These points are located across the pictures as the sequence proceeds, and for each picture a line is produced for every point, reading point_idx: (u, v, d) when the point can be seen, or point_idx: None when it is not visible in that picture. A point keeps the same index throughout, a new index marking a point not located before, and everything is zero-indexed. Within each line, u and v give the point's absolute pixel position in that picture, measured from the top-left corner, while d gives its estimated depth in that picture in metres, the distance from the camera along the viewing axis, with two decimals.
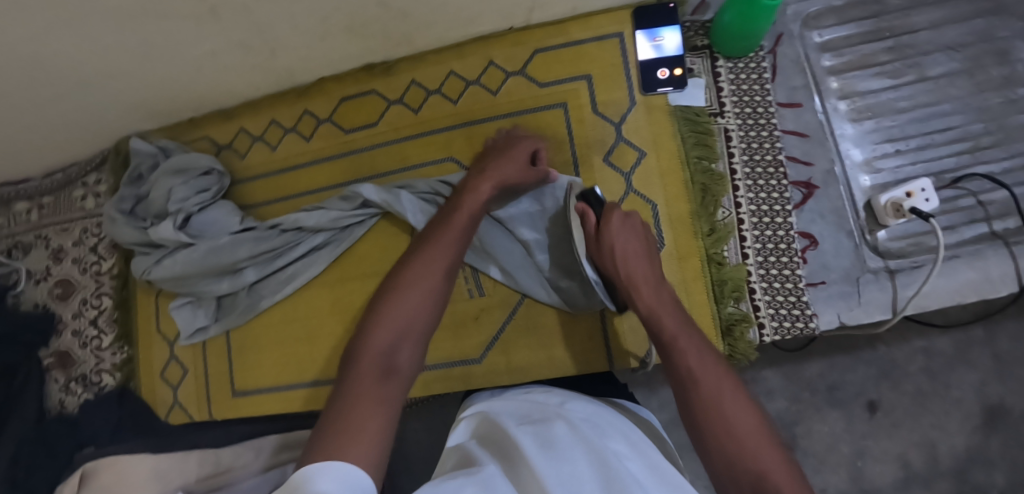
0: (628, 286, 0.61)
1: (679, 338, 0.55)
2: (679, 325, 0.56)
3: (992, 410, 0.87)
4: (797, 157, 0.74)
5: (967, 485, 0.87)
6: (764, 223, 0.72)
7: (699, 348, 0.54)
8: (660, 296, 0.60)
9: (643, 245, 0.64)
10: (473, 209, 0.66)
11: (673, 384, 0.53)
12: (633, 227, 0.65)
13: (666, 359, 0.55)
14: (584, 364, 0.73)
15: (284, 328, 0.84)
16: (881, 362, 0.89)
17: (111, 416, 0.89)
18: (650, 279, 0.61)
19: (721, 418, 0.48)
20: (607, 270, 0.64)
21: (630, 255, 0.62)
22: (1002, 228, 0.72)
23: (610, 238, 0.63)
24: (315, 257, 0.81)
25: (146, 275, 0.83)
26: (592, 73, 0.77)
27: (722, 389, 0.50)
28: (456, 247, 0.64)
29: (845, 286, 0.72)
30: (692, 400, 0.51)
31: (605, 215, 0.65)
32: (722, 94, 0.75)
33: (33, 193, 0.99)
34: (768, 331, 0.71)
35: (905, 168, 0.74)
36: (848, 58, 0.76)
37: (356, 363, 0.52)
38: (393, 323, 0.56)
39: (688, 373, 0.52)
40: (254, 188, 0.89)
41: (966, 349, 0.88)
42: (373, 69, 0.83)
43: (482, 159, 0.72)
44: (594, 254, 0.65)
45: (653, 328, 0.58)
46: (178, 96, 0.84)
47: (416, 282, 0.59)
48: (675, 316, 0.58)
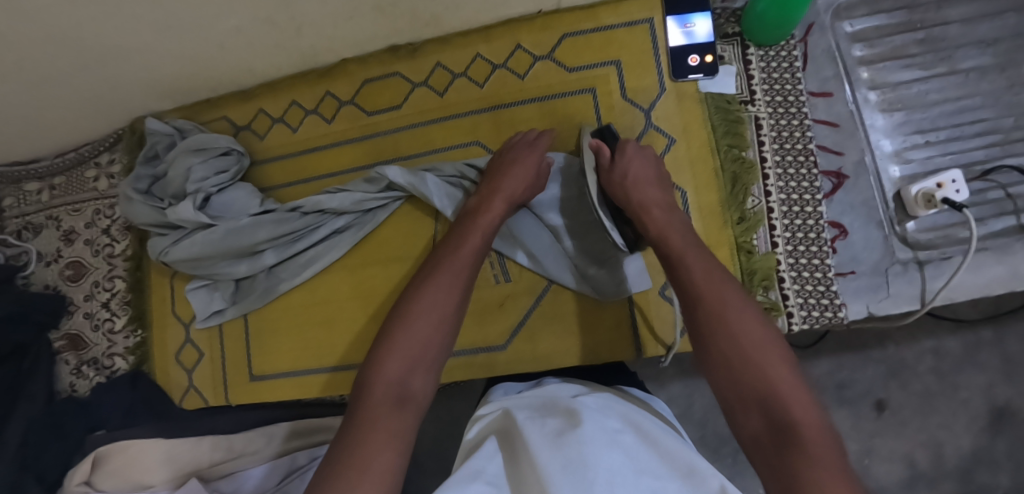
0: (638, 211, 0.62)
1: (687, 255, 0.55)
2: (687, 244, 0.56)
3: (998, 411, 0.88)
4: (827, 147, 0.74)
5: (971, 485, 0.87)
6: (794, 213, 0.72)
7: (706, 265, 0.53)
8: (669, 217, 0.60)
9: (655, 174, 0.66)
10: (482, 232, 0.65)
11: (678, 295, 0.53)
12: (647, 158, 0.67)
13: (674, 278, 0.55)
14: (611, 352, 0.73)
15: (303, 312, 0.83)
16: (890, 361, 0.90)
17: (124, 400, 0.87)
18: (660, 203, 0.62)
19: (725, 330, 0.48)
20: (617, 197, 0.65)
21: (641, 182, 0.64)
22: None
23: (622, 168, 0.65)
24: (336, 240, 0.80)
25: (162, 256, 0.82)
26: (622, 59, 0.76)
27: (730, 304, 0.49)
28: (467, 273, 0.62)
29: (874, 278, 0.71)
30: (700, 317, 0.50)
31: (619, 150, 0.67)
32: (753, 82, 0.75)
33: (44, 173, 0.98)
34: (797, 320, 0.71)
35: (934, 159, 0.73)
36: (880, 49, 0.75)
37: (369, 394, 0.52)
38: (406, 352, 0.55)
39: (693, 286, 0.52)
40: (273, 170, 0.87)
41: (976, 349, 0.88)
42: (397, 51, 0.82)
43: (492, 174, 0.71)
44: (606, 182, 0.66)
45: (661, 248, 0.58)
46: (199, 74, 0.82)
47: (429, 310, 0.58)
48: (683, 236, 0.57)
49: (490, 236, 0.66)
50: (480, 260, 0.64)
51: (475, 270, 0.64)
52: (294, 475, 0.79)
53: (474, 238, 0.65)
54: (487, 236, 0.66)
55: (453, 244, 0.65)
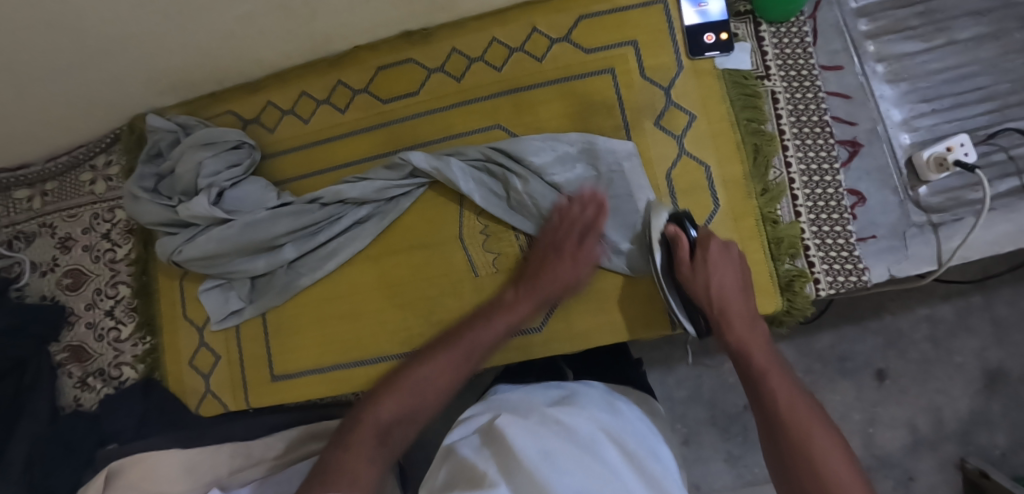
0: (720, 319, 0.66)
1: (772, 375, 0.60)
2: (772, 367, 0.61)
3: (992, 372, 0.91)
4: (841, 117, 0.76)
5: (971, 446, 0.91)
6: (814, 182, 0.74)
7: (788, 389, 0.59)
8: (753, 332, 0.64)
9: (737, 278, 0.67)
10: (494, 330, 0.69)
11: (760, 415, 0.59)
12: (730, 258, 0.67)
13: (756, 400, 0.60)
14: (646, 326, 0.73)
15: (325, 307, 0.80)
16: (888, 331, 0.93)
17: (135, 411, 0.84)
18: (743, 315, 0.65)
19: (807, 462, 0.53)
20: (698, 300, 0.67)
21: (724, 291, 0.65)
22: None
23: (705, 273, 0.66)
24: (358, 231, 0.78)
25: (175, 256, 0.78)
26: (639, 38, 0.77)
27: (813, 433, 0.55)
28: (467, 361, 0.68)
29: (892, 240, 0.73)
30: (783, 442, 0.56)
31: (701, 244, 0.67)
32: (767, 57, 0.76)
33: (35, 179, 0.93)
34: (823, 286, 0.73)
35: (940, 126, 0.76)
36: (882, 23, 0.78)
37: (361, 424, 0.63)
38: (401, 401, 0.65)
39: (780, 414, 0.57)
40: (284, 164, 0.85)
41: (966, 314, 0.92)
42: (410, 37, 0.81)
43: (527, 272, 0.72)
44: (686, 281, 0.67)
45: (745, 366, 0.62)
46: (206, 66, 0.80)
47: (424, 378, 0.66)
48: (767, 358, 0.62)
49: (486, 343, 0.69)
50: (484, 352, 0.69)
51: (465, 371, 0.68)
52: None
53: (482, 331, 0.69)
54: (483, 342, 0.69)
55: (466, 330, 0.70)
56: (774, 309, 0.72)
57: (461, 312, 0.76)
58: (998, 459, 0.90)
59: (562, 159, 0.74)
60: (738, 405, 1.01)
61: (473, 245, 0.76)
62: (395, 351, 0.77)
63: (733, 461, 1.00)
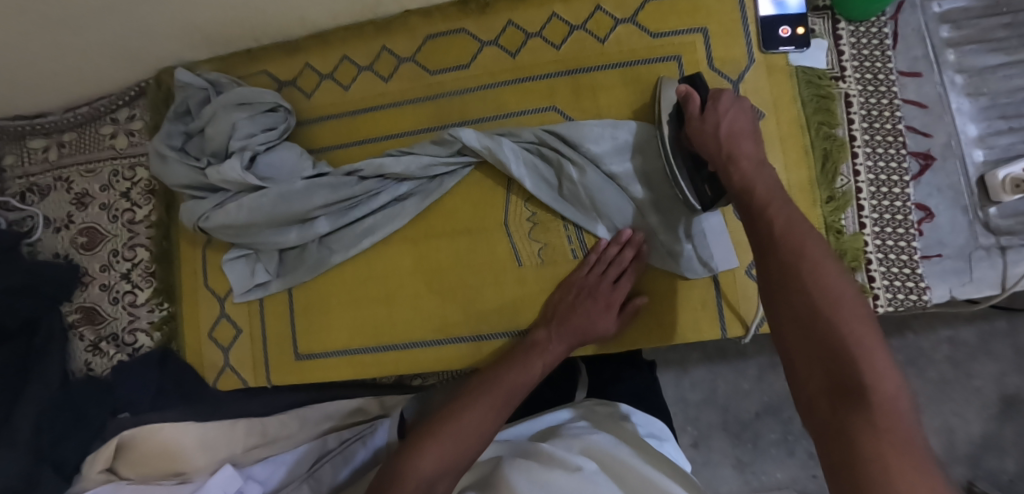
0: (725, 161, 0.57)
1: (772, 208, 0.50)
2: (773, 193, 0.52)
3: (1009, 399, 0.89)
4: (916, 128, 0.72)
5: (980, 470, 0.89)
6: (882, 194, 0.70)
7: (790, 215, 0.49)
8: (759, 169, 0.55)
9: (751, 126, 0.60)
10: (531, 371, 0.66)
11: (757, 248, 0.49)
12: (744, 109, 0.61)
13: (754, 236, 0.51)
14: (694, 331, 0.71)
15: (357, 287, 0.77)
16: (909, 350, 0.91)
17: (151, 384, 0.79)
18: (753, 157, 0.57)
19: (800, 285, 0.43)
20: (706, 149, 0.60)
21: (736, 133, 0.59)
22: None
23: (715, 119, 0.60)
24: (397, 209, 0.74)
25: (202, 222, 0.73)
26: (710, 26, 0.73)
27: (815, 259, 0.45)
28: (507, 405, 0.64)
29: (958, 261, 0.70)
30: (779, 274, 0.46)
31: (712, 98, 0.62)
32: (843, 58, 0.72)
33: (52, 129, 0.88)
34: (882, 302, 0.70)
35: (1018, 145, 0.72)
36: (966, 31, 0.74)
37: (401, 485, 0.57)
38: (445, 452, 0.59)
39: (779, 244, 0.47)
40: (321, 132, 0.80)
41: (990, 338, 0.89)
42: (465, 6, 0.76)
43: (558, 311, 0.69)
44: (696, 132, 0.61)
45: (745, 200, 0.54)
46: (244, 19, 0.74)
47: (467, 421, 0.62)
48: (770, 188, 0.53)
49: (526, 382, 0.66)
50: (524, 394, 0.66)
51: (506, 413, 0.64)
52: (323, 459, 0.75)
53: (518, 373, 0.66)
54: (523, 382, 0.66)
55: (501, 373, 0.66)
56: None
57: (501, 302, 0.73)
58: (1006, 485, 0.88)
59: (620, 148, 0.70)
60: (750, 411, 0.98)
61: (519, 234, 0.72)
62: (431, 338, 0.74)
63: (741, 467, 0.98)
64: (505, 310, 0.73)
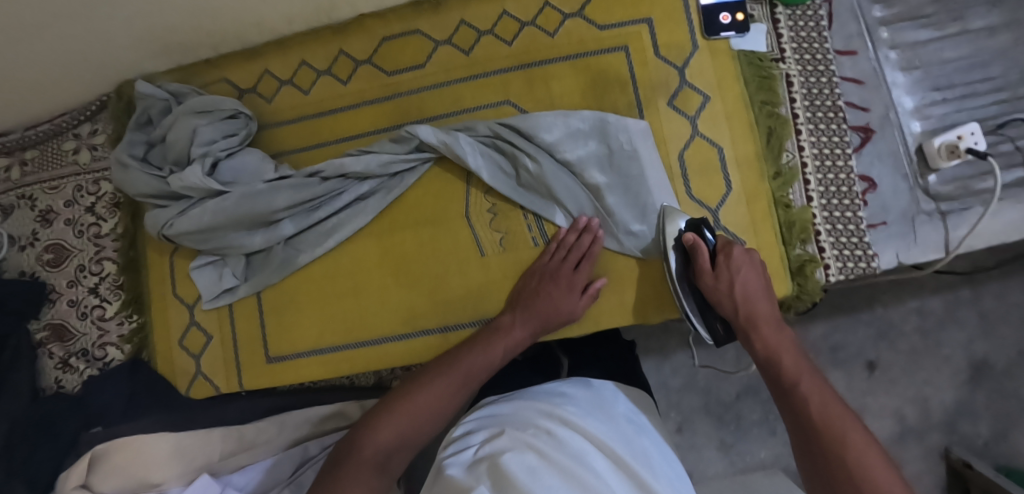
0: (748, 325, 0.63)
1: (804, 383, 0.57)
2: (802, 369, 0.58)
3: (977, 365, 0.92)
4: (855, 103, 0.76)
5: (955, 436, 0.92)
6: (827, 167, 0.73)
7: (822, 394, 0.55)
8: (781, 337, 0.62)
9: (761, 280, 0.65)
10: (491, 357, 0.67)
11: (793, 420, 0.56)
12: (753, 261, 0.65)
13: (790, 412, 0.57)
14: (657, 306, 0.72)
15: (325, 285, 0.78)
16: (880, 322, 0.93)
17: (123, 391, 0.80)
18: (769, 318, 0.63)
19: (847, 476, 0.49)
20: (722, 308, 0.65)
21: (751, 295, 0.64)
22: (1014, 178, 0.75)
23: (727, 276, 0.64)
24: (361, 207, 0.75)
25: (167, 229, 0.74)
26: (654, 16, 0.75)
27: (858, 450, 0.50)
28: (464, 388, 0.65)
29: (903, 226, 0.73)
30: (820, 454, 0.52)
31: (722, 252, 0.66)
32: (782, 40, 0.75)
33: (14, 147, 0.88)
34: (833, 272, 0.72)
35: (951, 115, 0.77)
36: (898, 10, 0.78)
37: (358, 453, 0.60)
38: (400, 427, 0.62)
39: (820, 432, 0.53)
40: (283, 136, 0.81)
41: (956, 307, 0.92)
42: (418, 6, 0.78)
43: (522, 296, 0.71)
44: (710, 288, 0.65)
45: (773, 369, 0.60)
46: (200, 28, 0.75)
47: (424, 401, 0.64)
48: (796, 360, 0.59)
49: (484, 368, 0.67)
50: (482, 379, 0.66)
51: (463, 397, 0.65)
52: (305, 466, 0.76)
53: (481, 356, 0.67)
54: (480, 369, 0.66)
55: (463, 355, 0.67)
56: (785, 293, 0.72)
57: (469, 291, 0.74)
58: (981, 449, 0.91)
59: (575, 135, 0.72)
60: (731, 393, 1.00)
61: (480, 224, 0.74)
62: (401, 331, 0.75)
63: (726, 449, 1.00)
64: (472, 300, 0.74)
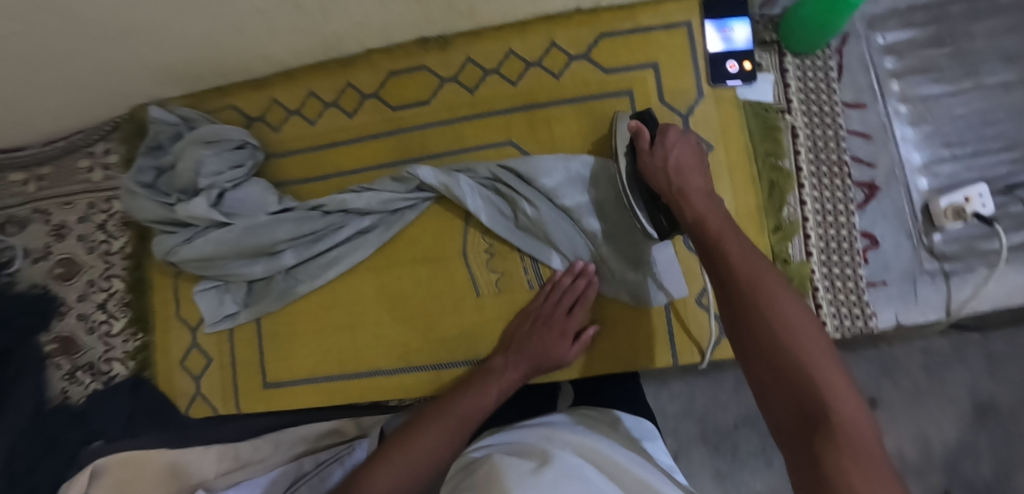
0: (677, 195, 0.59)
1: (723, 236, 0.52)
2: (724, 227, 0.53)
3: (981, 406, 0.84)
4: (861, 158, 0.75)
5: (956, 479, 0.84)
6: (828, 222, 0.73)
7: (743, 246, 0.50)
8: (710, 204, 0.57)
9: (697, 159, 0.63)
10: (485, 400, 0.67)
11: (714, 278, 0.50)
12: (689, 143, 0.64)
13: (711, 265, 0.52)
14: (648, 355, 0.73)
15: (324, 315, 0.79)
16: (882, 358, 0.86)
17: (123, 409, 0.82)
18: (701, 190, 0.59)
19: (759, 313, 0.44)
20: (656, 184, 0.62)
21: (683, 168, 0.61)
22: (1020, 240, 0.73)
23: (663, 152, 0.63)
24: (361, 241, 0.77)
25: (172, 256, 0.77)
26: (660, 61, 0.75)
27: (770, 289, 0.46)
28: (460, 432, 0.66)
29: (904, 286, 0.73)
30: (733, 296, 0.47)
31: (660, 133, 0.64)
32: (790, 91, 0.75)
33: (30, 162, 0.90)
34: (829, 329, 0.72)
35: (960, 173, 0.75)
36: (910, 62, 0.77)
37: None
38: (396, 474, 0.62)
39: (733, 279, 0.48)
40: (290, 165, 0.83)
41: (962, 346, 0.85)
42: (426, 43, 0.78)
43: (515, 339, 0.71)
44: (646, 167, 0.63)
45: (697, 231, 0.55)
46: (211, 60, 0.77)
47: (420, 447, 0.64)
48: (721, 220, 0.54)
49: (478, 411, 0.67)
50: (476, 421, 0.67)
51: (458, 442, 0.66)
52: (301, 481, 0.72)
53: (474, 399, 0.67)
54: (475, 411, 0.67)
55: (457, 398, 0.68)
56: None
57: (462, 330, 0.75)
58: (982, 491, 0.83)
59: (574, 181, 0.72)
60: (729, 423, 0.93)
61: (477, 264, 0.75)
62: (395, 365, 0.76)
63: (721, 479, 0.93)
64: (466, 339, 0.75)
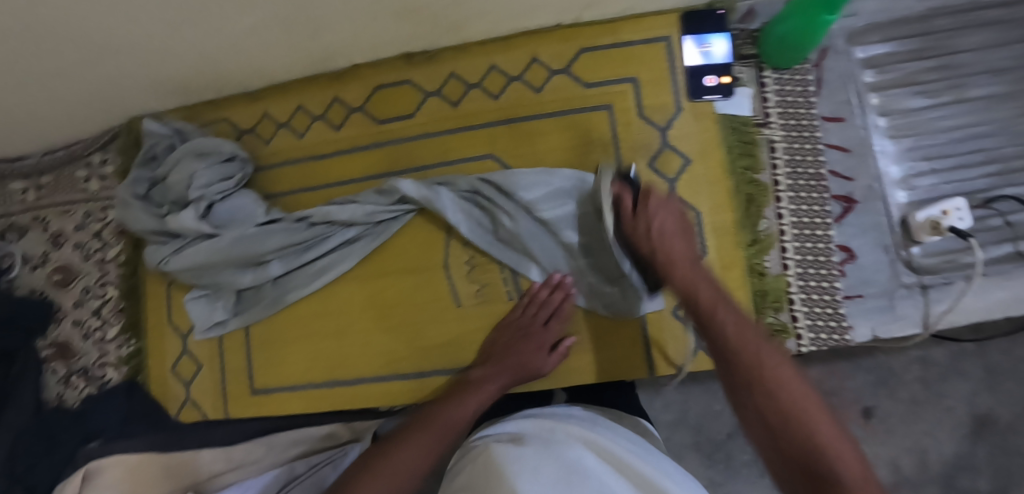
0: (665, 262, 0.62)
1: (715, 306, 0.55)
2: (716, 297, 0.56)
3: (980, 419, 0.82)
4: (838, 172, 0.75)
5: (954, 492, 0.82)
6: (805, 235, 0.74)
7: (736, 317, 0.53)
8: (698, 271, 0.60)
9: (679, 224, 0.65)
10: (466, 412, 0.67)
11: (711, 349, 0.53)
12: (671, 206, 0.66)
13: (706, 336, 0.54)
14: (627, 367, 0.74)
15: (310, 323, 0.81)
16: (881, 370, 0.83)
17: (118, 411, 0.84)
18: (687, 257, 0.62)
19: (761, 385, 0.48)
20: (642, 249, 0.65)
21: (666, 233, 0.64)
22: (998, 254, 0.74)
23: (645, 220, 0.65)
24: (347, 251, 0.78)
25: (163, 265, 0.79)
26: (640, 76, 0.76)
27: (768, 360, 0.49)
28: (443, 444, 0.64)
29: (881, 300, 0.73)
30: (736, 370, 0.50)
31: (643, 197, 0.66)
32: (768, 105, 0.76)
33: (31, 171, 0.93)
34: (805, 342, 0.73)
35: (939, 187, 0.75)
36: (891, 76, 0.77)
37: None
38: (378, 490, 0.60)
39: (735, 354, 0.51)
40: (279, 176, 0.85)
41: (961, 358, 0.83)
42: (412, 58, 0.80)
43: (494, 351, 0.71)
44: (630, 232, 0.66)
45: (689, 302, 0.57)
46: (202, 75, 0.79)
47: (401, 461, 0.62)
48: (710, 288, 0.57)
49: (458, 422, 0.66)
50: (458, 433, 0.66)
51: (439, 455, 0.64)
52: (292, 484, 0.74)
53: (454, 411, 0.66)
54: (455, 422, 0.66)
55: (437, 411, 0.67)
56: None
57: (445, 341, 0.76)
58: None
59: (554, 194, 0.73)
60: (723, 432, 0.92)
61: (458, 275, 0.76)
62: (379, 373, 0.78)
63: (714, 489, 0.91)
64: (448, 349, 0.76)
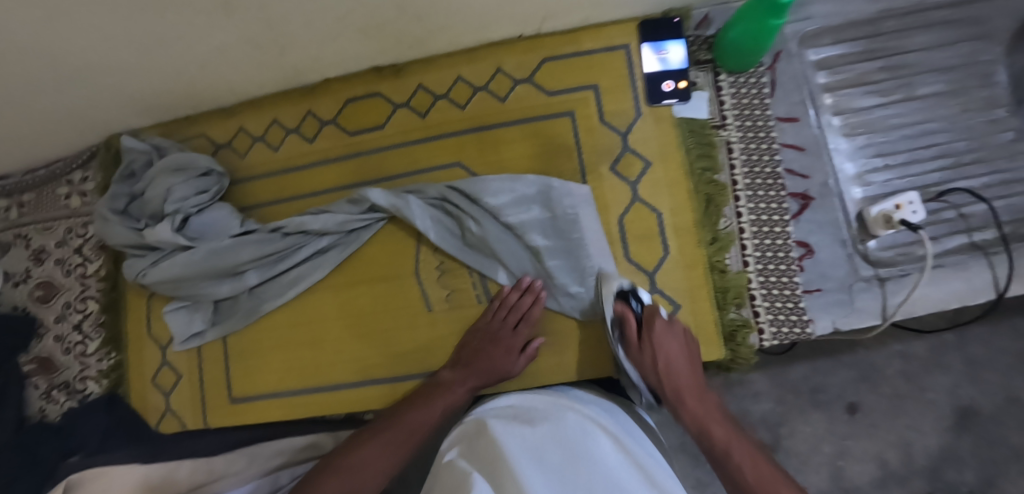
0: (674, 394, 0.67)
1: (732, 447, 0.62)
2: (729, 436, 0.63)
3: (964, 411, 0.83)
4: (794, 170, 0.77)
5: (940, 483, 0.83)
6: (764, 233, 0.76)
7: (750, 459, 0.61)
8: (707, 406, 0.66)
9: (682, 350, 0.69)
10: (433, 413, 0.69)
11: (730, 487, 0.62)
12: (674, 332, 0.70)
13: (722, 471, 0.62)
14: (595, 366, 0.75)
15: (287, 332, 0.82)
16: (862, 364, 0.84)
17: (100, 423, 0.85)
18: (694, 390, 0.67)
19: None
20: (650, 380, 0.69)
21: (672, 366, 0.67)
22: (954, 244, 0.76)
23: (651, 352, 0.68)
24: (320, 261, 0.80)
25: (140, 278, 0.81)
26: (601, 83, 0.78)
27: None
28: (408, 443, 0.68)
29: (840, 293, 0.75)
30: None
31: (646, 323, 0.69)
32: (724, 108, 0.78)
33: (12, 190, 0.95)
34: (767, 336, 0.75)
35: (893, 181, 0.78)
36: (843, 76, 0.80)
37: None
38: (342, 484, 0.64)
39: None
40: (255, 189, 0.87)
41: (942, 352, 0.84)
42: (380, 72, 0.82)
43: (463, 353, 0.73)
44: (636, 361, 0.70)
45: (704, 442, 0.64)
46: (177, 93, 0.81)
47: (367, 459, 0.66)
48: (723, 429, 0.64)
49: (425, 422, 0.69)
50: (424, 433, 0.69)
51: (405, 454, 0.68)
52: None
53: (421, 412, 0.69)
54: (422, 422, 0.69)
55: (406, 411, 0.70)
56: (719, 357, 0.73)
57: (417, 345, 0.78)
58: None
59: (519, 200, 0.75)
60: None
61: (429, 280, 0.78)
62: (355, 379, 0.80)
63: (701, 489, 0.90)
64: (421, 353, 0.78)
